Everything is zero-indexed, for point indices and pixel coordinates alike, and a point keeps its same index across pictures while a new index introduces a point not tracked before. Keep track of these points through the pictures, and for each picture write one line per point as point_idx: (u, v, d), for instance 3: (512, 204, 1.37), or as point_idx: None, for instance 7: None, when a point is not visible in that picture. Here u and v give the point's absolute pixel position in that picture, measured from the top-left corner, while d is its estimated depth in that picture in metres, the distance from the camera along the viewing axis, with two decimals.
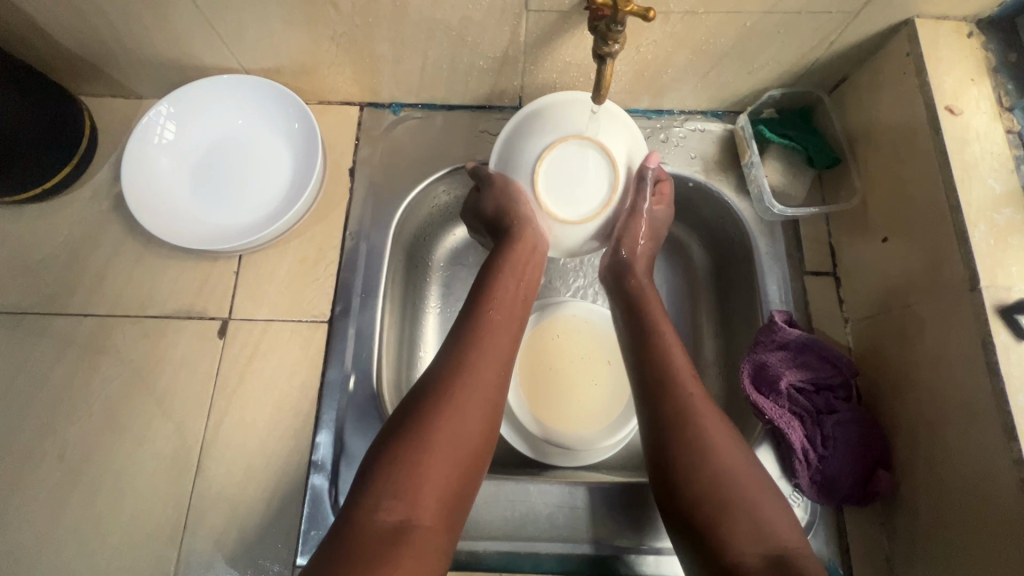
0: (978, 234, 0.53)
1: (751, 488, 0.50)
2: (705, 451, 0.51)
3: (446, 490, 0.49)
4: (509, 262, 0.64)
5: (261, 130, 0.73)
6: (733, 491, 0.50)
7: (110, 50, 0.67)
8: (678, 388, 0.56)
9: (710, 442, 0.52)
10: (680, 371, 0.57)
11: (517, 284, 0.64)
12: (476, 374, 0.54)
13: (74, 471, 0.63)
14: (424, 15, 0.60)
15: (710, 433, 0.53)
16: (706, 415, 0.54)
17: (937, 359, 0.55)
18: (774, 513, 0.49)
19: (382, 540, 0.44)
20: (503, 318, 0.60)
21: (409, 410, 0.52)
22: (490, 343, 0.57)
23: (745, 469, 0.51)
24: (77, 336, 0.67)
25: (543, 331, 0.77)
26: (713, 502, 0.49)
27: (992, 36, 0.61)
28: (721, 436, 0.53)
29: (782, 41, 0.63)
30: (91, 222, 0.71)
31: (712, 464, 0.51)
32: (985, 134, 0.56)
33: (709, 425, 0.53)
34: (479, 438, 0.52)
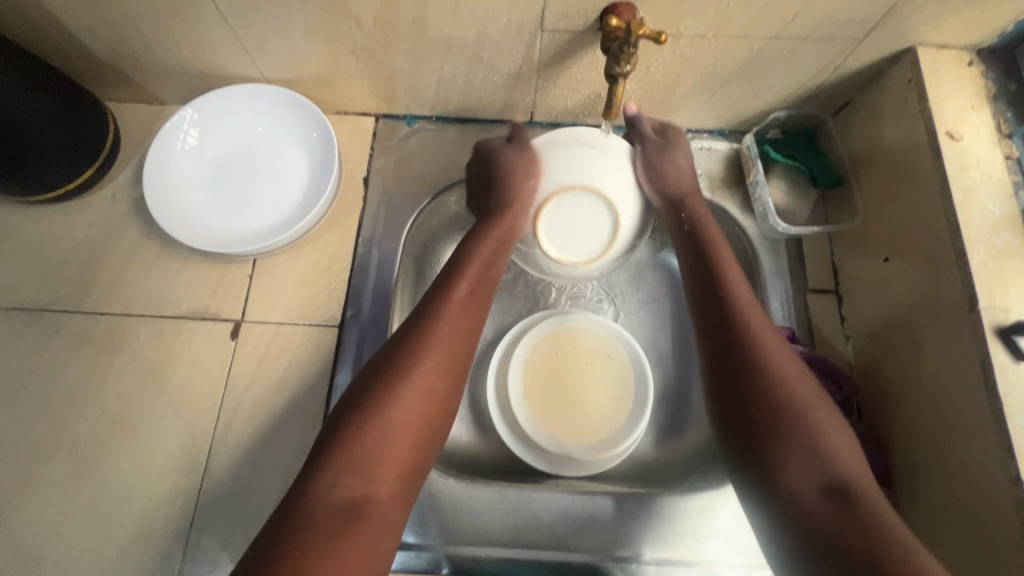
0: (976, 257, 0.54)
1: (819, 421, 0.52)
2: (772, 380, 0.54)
3: (399, 467, 0.50)
4: (476, 242, 0.65)
5: (280, 138, 0.75)
6: (799, 421, 0.52)
7: (137, 58, 0.69)
8: (745, 324, 0.57)
9: (774, 372, 0.54)
10: (748, 309, 0.59)
11: (489, 259, 0.64)
12: (432, 351, 0.55)
13: (84, 466, 0.63)
14: (442, 32, 0.63)
15: (775, 364, 0.55)
16: (775, 348, 0.56)
17: (937, 378, 0.56)
18: (841, 444, 0.51)
19: (337, 515, 0.45)
20: (463, 298, 0.60)
21: (362, 390, 0.52)
22: (449, 322, 0.58)
23: (807, 396, 0.53)
24: (92, 334, 0.68)
25: (544, 349, 0.78)
26: (773, 426, 0.52)
27: (992, 65, 0.63)
28: (787, 367, 0.55)
29: (787, 65, 0.66)
30: (111, 223, 0.73)
31: (773, 384, 0.54)
32: (984, 159, 0.58)
33: (774, 358, 0.55)
34: (431, 412, 0.53)
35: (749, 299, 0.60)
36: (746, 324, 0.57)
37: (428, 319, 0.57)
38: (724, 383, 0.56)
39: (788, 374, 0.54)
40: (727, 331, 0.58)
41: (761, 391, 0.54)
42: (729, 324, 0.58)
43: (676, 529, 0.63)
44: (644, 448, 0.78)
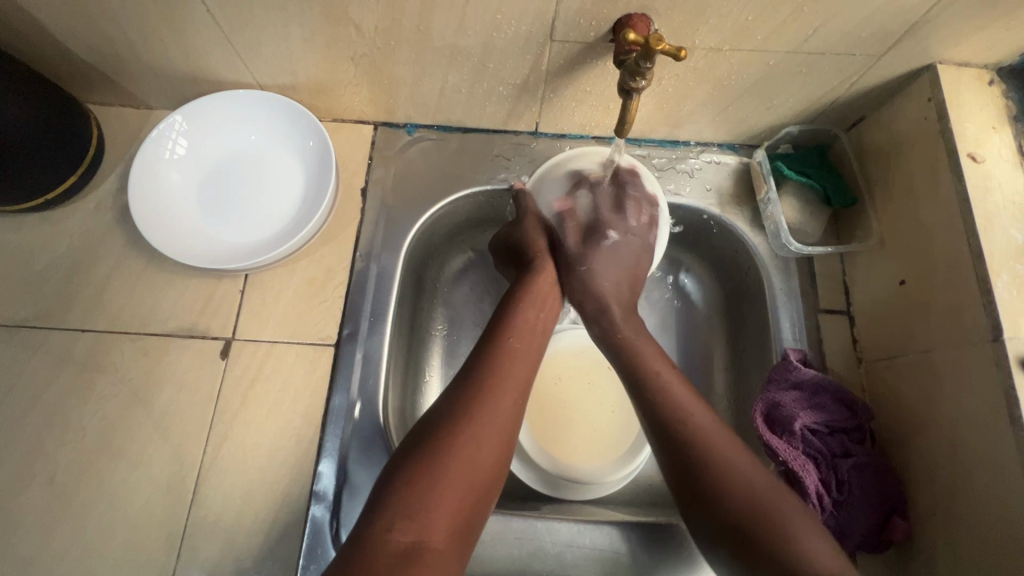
0: (1000, 284, 0.52)
1: (778, 511, 0.48)
2: (724, 482, 0.49)
3: (457, 518, 0.47)
4: (529, 295, 0.64)
5: (274, 147, 0.72)
6: (768, 522, 0.47)
7: (123, 62, 0.66)
8: (680, 410, 0.54)
9: (719, 461, 0.51)
10: (678, 392, 0.56)
11: (537, 315, 0.63)
12: (498, 406, 0.53)
13: (64, 494, 0.60)
14: (447, 40, 0.60)
15: (719, 455, 0.51)
16: (712, 432, 0.53)
17: (958, 408, 0.54)
18: (811, 538, 0.47)
19: (392, 562, 0.42)
20: (523, 347, 0.59)
21: (421, 441, 0.50)
22: (511, 374, 0.56)
23: (771, 492, 0.49)
24: (73, 353, 0.65)
25: (541, 377, 0.75)
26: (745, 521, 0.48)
27: (1013, 84, 0.61)
28: (735, 455, 0.51)
29: (803, 80, 0.63)
30: (95, 234, 0.70)
31: (738, 495, 0.49)
32: (1007, 182, 0.56)
33: (725, 453, 0.51)
34: (490, 467, 0.50)
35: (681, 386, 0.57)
36: (682, 413, 0.54)
37: (491, 360, 0.56)
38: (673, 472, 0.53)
39: (737, 464, 0.51)
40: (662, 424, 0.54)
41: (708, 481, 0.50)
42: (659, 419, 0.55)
43: (687, 559, 0.61)
44: (649, 470, 0.76)
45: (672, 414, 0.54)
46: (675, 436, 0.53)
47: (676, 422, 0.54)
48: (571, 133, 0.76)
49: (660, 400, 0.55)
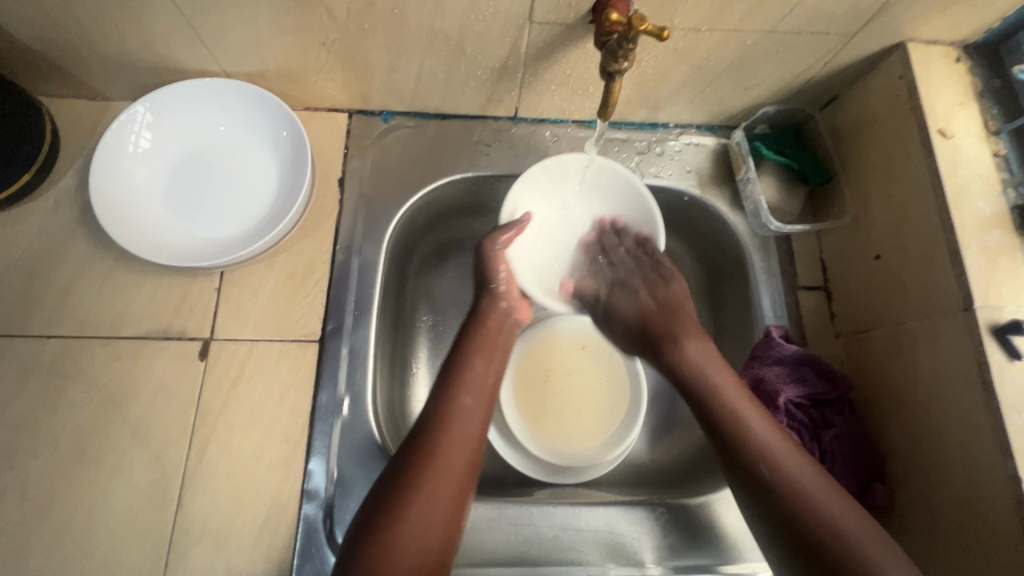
0: (970, 256, 0.54)
1: (862, 543, 0.49)
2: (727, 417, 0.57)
3: (421, 565, 0.49)
4: (478, 345, 0.63)
5: (244, 138, 0.69)
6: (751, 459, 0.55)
7: (76, 50, 0.62)
8: (766, 455, 0.54)
9: (811, 500, 0.51)
10: (765, 436, 0.55)
11: (487, 365, 0.62)
12: (443, 458, 0.53)
13: (39, 509, 0.57)
14: (422, 23, 0.58)
15: (813, 495, 0.51)
16: (801, 471, 0.52)
17: (932, 376, 0.57)
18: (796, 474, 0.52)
19: None
20: (476, 402, 0.58)
21: (388, 495, 0.51)
22: (456, 428, 0.56)
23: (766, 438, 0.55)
24: (40, 361, 0.61)
25: (531, 366, 0.77)
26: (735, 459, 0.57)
27: (978, 61, 0.63)
28: (823, 492, 0.51)
29: (779, 60, 0.64)
30: (55, 234, 0.66)
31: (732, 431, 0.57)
32: (974, 157, 0.58)
33: (724, 401, 0.58)
34: (445, 516, 0.51)
35: (772, 433, 0.55)
36: (741, 430, 0.56)
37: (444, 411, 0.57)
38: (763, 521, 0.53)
39: (828, 500, 0.51)
40: (758, 476, 0.53)
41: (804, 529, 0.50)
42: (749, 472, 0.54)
43: (684, 537, 0.62)
44: (638, 451, 0.77)
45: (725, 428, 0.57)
46: (763, 487, 0.53)
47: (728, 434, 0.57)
48: (551, 118, 0.75)
49: (745, 450, 0.55)
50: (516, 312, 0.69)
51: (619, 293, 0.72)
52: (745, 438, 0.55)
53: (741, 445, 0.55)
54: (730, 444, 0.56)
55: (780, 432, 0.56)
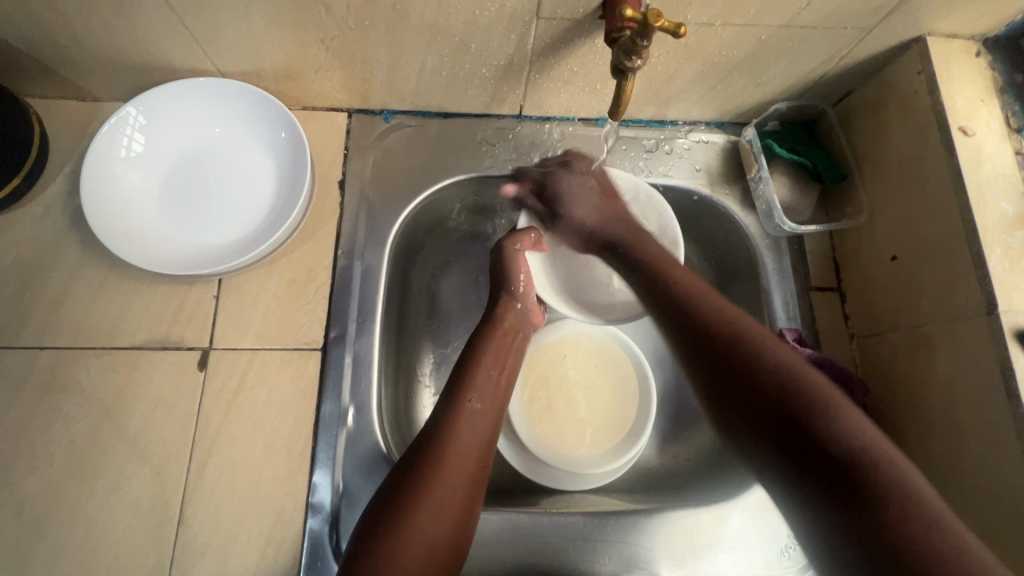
0: (993, 258, 0.53)
1: (852, 420, 0.45)
2: (732, 332, 0.52)
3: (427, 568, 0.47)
4: (492, 348, 0.62)
5: (241, 140, 0.67)
6: (766, 371, 0.49)
7: (65, 50, 0.59)
8: (757, 341, 0.51)
9: (796, 374, 0.48)
10: (756, 333, 0.52)
11: (499, 369, 0.61)
12: (452, 465, 0.51)
13: (36, 526, 0.55)
14: (425, 19, 0.56)
15: (784, 368, 0.49)
16: (771, 349, 0.51)
17: (952, 380, 0.55)
18: (808, 376, 0.48)
19: None
20: (485, 408, 0.57)
21: (395, 495, 0.50)
22: (465, 436, 0.54)
23: (771, 349, 0.51)
24: (32, 372, 0.59)
25: (534, 380, 0.75)
26: (757, 375, 0.49)
27: (999, 56, 0.61)
28: (794, 362, 0.49)
29: (794, 55, 0.62)
30: (47, 242, 0.64)
31: (744, 346, 0.51)
32: (996, 156, 0.56)
33: (729, 308, 0.55)
34: (453, 525, 0.50)
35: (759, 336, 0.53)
36: (741, 336, 0.52)
37: (450, 416, 0.54)
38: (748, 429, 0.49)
39: (815, 376, 0.48)
40: (741, 357, 0.51)
41: (781, 403, 0.47)
42: (730, 365, 0.51)
43: (694, 543, 0.61)
44: (648, 455, 0.75)
45: (725, 330, 0.53)
46: (735, 363, 0.51)
47: (721, 340, 0.52)
48: (556, 116, 0.73)
49: (730, 343, 0.52)
50: (530, 314, 0.68)
51: (568, 193, 0.68)
52: (734, 335, 0.52)
53: (724, 333, 0.53)
54: (708, 341, 0.53)
55: (758, 326, 0.54)
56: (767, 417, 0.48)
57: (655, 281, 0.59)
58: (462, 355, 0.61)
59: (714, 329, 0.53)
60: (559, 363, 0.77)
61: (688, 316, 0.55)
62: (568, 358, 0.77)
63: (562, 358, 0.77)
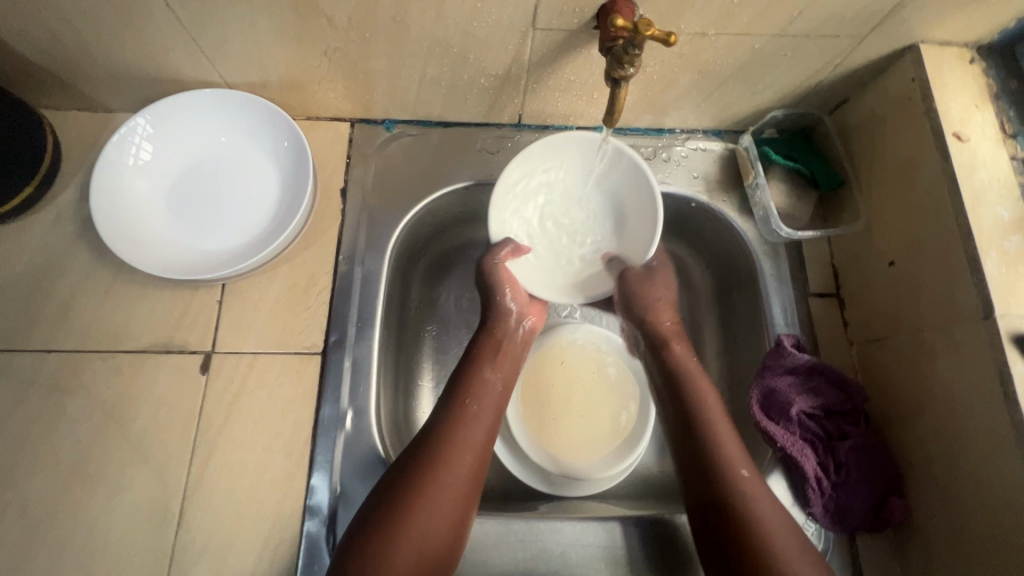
0: (989, 262, 0.53)
1: (783, 554, 0.49)
2: (701, 408, 0.59)
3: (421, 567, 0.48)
4: (488, 352, 0.63)
5: (246, 148, 0.68)
6: (728, 486, 0.54)
7: (78, 63, 0.61)
8: (757, 516, 0.51)
9: (769, 545, 0.50)
10: (712, 410, 0.59)
11: (496, 373, 0.62)
12: (450, 465, 0.53)
13: (39, 526, 0.56)
14: (423, 30, 0.57)
15: (734, 472, 0.54)
16: (733, 458, 0.55)
17: (951, 385, 0.55)
18: (771, 518, 0.52)
19: None
20: (482, 411, 0.58)
21: (393, 494, 0.51)
22: (465, 436, 0.55)
23: (740, 464, 0.55)
24: (40, 374, 0.61)
25: (531, 385, 0.76)
26: (716, 484, 0.54)
27: (994, 62, 0.61)
28: (748, 470, 0.54)
29: (788, 64, 0.63)
30: (57, 248, 0.65)
31: (704, 417, 0.58)
32: (991, 161, 0.56)
33: (702, 387, 0.61)
34: (452, 524, 0.51)
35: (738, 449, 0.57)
36: (709, 430, 0.58)
37: (449, 417, 0.56)
38: (697, 514, 0.55)
39: (762, 502, 0.53)
40: (717, 506, 0.53)
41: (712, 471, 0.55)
42: (693, 426, 0.58)
43: (692, 550, 0.60)
44: (647, 462, 0.75)
45: (695, 407, 0.59)
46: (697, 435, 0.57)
47: (692, 417, 0.59)
48: (555, 124, 0.74)
49: (706, 446, 0.56)
50: (527, 318, 0.69)
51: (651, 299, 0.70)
52: (720, 448, 0.56)
53: (715, 461, 0.55)
54: (693, 436, 0.58)
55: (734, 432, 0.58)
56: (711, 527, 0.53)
57: (659, 351, 0.66)
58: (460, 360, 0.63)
59: (700, 433, 0.57)
60: (557, 367, 0.77)
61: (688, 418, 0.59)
62: (565, 362, 0.77)
63: (559, 362, 0.77)
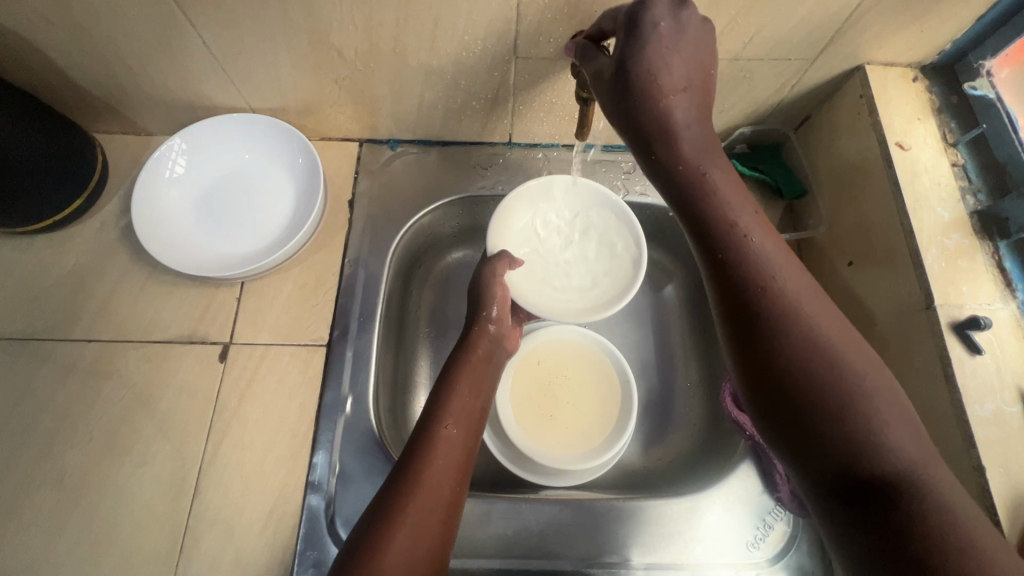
0: (930, 257, 0.57)
1: (867, 386, 0.44)
2: (741, 249, 0.49)
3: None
4: (466, 375, 0.66)
5: (266, 165, 0.77)
6: (788, 351, 0.46)
7: (127, 93, 0.72)
8: (863, 393, 0.44)
9: (882, 441, 0.42)
10: (769, 259, 0.49)
11: (473, 397, 0.65)
12: (430, 483, 0.55)
13: (72, 494, 0.63)
14: (420, 61, 0.66)
15: (801, 312, 0.47)
16: (800, 304, 0.47)
17: (902, 373, 0.59)
18: (835, 335, 0.46)
19: None
20: (459, 433, 0.60)
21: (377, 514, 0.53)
22: (439, 462, 0.57)
23: (804, 301, 0.47)
24: (80, 361, 0.69)
25: (518, 389, 0.80)
26: (789, 355, 0.45)
27: (936, 81, 0.67)
28: (820, 316, 0.46)
29: (748, 85, 0.70)
30: (100, 252, 0.74)
31: (755, 275, 0.48)
32: (933, 167, 0.62)
33: (749, 230, 0.49)
34: (430, 547, 0.52)
35: (840, 334, 0.46)
36: (760, 282, 0.48)
37: (426, 439, 0.58)
38: (745, 311, 0.48)
39: (791, 291, 0.48)
40: (817, 404, 0.44)
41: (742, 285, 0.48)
42: (744, 291, 0.48)
43: (665, 531, 0.64)
44: (631, 456, 0.79)
45: (747, 264, 0.48)
46: (750, 294, 0.47)
47: (743, 280, 0.48)
48: (542, 142, 0.82)
49: (761, 301, 0.47)
50: (506, 340, 0.72)
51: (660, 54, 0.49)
52: (830, 355, 0.45)
53: (828, 384, 0.44)
54: (754, 301, 0.47)
55: (787, 258, 0.49)
56: (766, 346, 0.47)
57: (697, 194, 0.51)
58: (439, 385, 0.65)
59: (787, 325, 0.46)
60: (536, 367, 0.82)
61: (772, 326, 0.46)
62: (543, 361, 0.82)
63: (537, 364, 0.82)
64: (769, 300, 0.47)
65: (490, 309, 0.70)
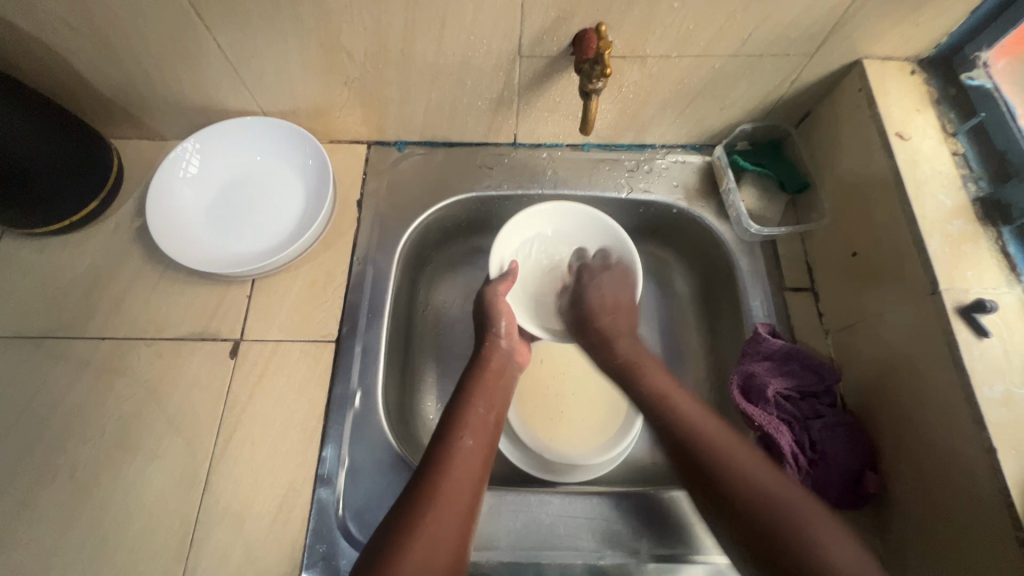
0: (933, 243, 0.58)
1: (801, 518, 0.51)
2: (671, 416, 0.61)
3: None
4: (481, 388, 0.66)
5: (277, 166, 0.79)
6: (724, 488, 0.55)
7: (143, 98, 0.74)
8: (799, 523, 0.50)
9: (825, 568, 0.48)
10: (692, 415, 0.61)
11: (488, 409, 0.64)
12: (446, 497, 0.54)
13: (84, 488, 0.64)
14: (426, 61, 0.68)
15: (731, 456, 0.56)
16: (728, 447, 0.57)
17: (909, 360, 0.59)
18: (770, 479, 0.54)
19: None
20: (475, 445, 0.59)
21: (392, 528, 0.52)
22: (458, 472, 0.56)
23: (730, 446, 0.57)
24: (93, 357, 0.70)
25: (526, 391, 0.80)
26: (724, 495, 0.54)
27: (933, 74, 0.68)
28: (741, 456, 0.56)
29: (748, 81, 0.71)
30: (114, 251, 0.76)
31: (685, 430, 0.59)
32: (933, 156, 0.63)
33: (675, 398, 0.63)
34: (448, 560, 0.51)
35: (771, 477, 0.54)
36: (688, 425, 0.60)
37: (442, 453, 0.58)
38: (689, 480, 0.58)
39: (720, 439, 0.58)
40: (767, 537, 0.51)
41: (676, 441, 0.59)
42: (678, 439, 0.59)
43: (675, 525, 0.64)
44: (639, 453, 0.79)
45: (676, 419, 0.61)
46: (682, 443, 0.59)
47: (676, 433, 0.60)
48: (546, 142, 0.83)
49: (696, 452, 0.57)
50: (516, 354, 0.72)
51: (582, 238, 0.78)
52: (755, 497, 0.53)
53: (762, 514, 0.52)
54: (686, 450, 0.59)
55: (728, 432, 0.59)
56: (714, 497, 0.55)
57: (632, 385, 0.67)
58: (454, 398, 0.65)
59: (714, 463, 0.56)
60: (540, 366, 0.82)
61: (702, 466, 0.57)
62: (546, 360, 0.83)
63: (540, 363, 0.82)
64: (692, 440, 0.58)
65: (499, 326, 0.71)
